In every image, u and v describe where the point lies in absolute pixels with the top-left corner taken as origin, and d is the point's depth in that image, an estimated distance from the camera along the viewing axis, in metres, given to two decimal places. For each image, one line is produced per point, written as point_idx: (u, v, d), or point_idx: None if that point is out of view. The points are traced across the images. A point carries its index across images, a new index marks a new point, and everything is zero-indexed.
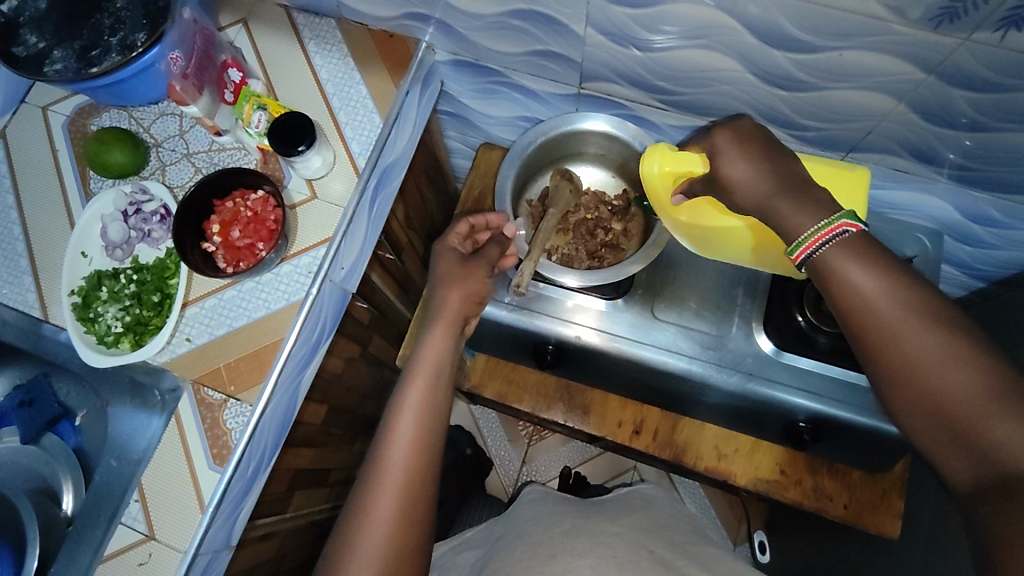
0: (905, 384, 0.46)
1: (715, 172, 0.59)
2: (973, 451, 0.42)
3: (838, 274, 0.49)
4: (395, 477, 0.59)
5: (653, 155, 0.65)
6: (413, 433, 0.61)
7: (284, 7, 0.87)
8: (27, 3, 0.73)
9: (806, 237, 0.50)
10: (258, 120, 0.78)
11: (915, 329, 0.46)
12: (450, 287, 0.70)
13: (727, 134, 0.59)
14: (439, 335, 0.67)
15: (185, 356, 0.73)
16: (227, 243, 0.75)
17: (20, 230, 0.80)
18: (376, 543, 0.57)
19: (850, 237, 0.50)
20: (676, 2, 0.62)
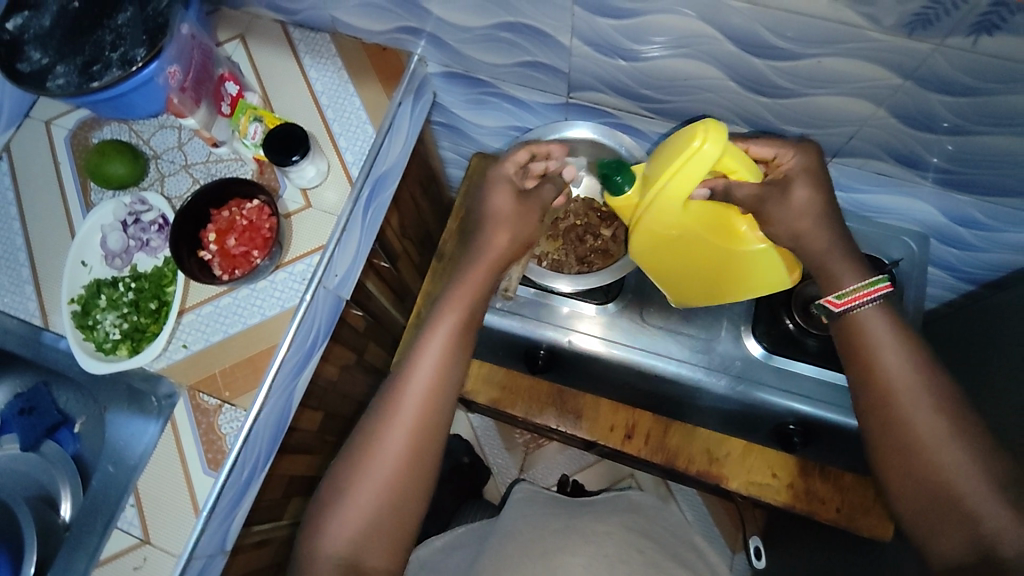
0: (903, 449, 0.59)
1: (783, 193, 0.63)
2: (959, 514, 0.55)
3: (865, 334, 0.62)
4: (411, 410, 0.64)
5: (721, 139, 0.59)
6: (436, 368, 0.66)
7: (280, 23, 0.89)
8: (32, 22, 0.76)
9: (850, 290, 0.62)
10: (255, 131, 0.80)
11: (921, 405, 0.58)
12: (501, 229, 0.70)
13: (804, 165, 0.64)
14: (480, 274, 0.69)
15: (182, 362, 0.75)
16: (222, 251, 0.77)
17: (23, 241, 0.82)
18: (377, 479, 0.62)
19: (881, 302, 0.62)
20: (658, 12, 0.64)
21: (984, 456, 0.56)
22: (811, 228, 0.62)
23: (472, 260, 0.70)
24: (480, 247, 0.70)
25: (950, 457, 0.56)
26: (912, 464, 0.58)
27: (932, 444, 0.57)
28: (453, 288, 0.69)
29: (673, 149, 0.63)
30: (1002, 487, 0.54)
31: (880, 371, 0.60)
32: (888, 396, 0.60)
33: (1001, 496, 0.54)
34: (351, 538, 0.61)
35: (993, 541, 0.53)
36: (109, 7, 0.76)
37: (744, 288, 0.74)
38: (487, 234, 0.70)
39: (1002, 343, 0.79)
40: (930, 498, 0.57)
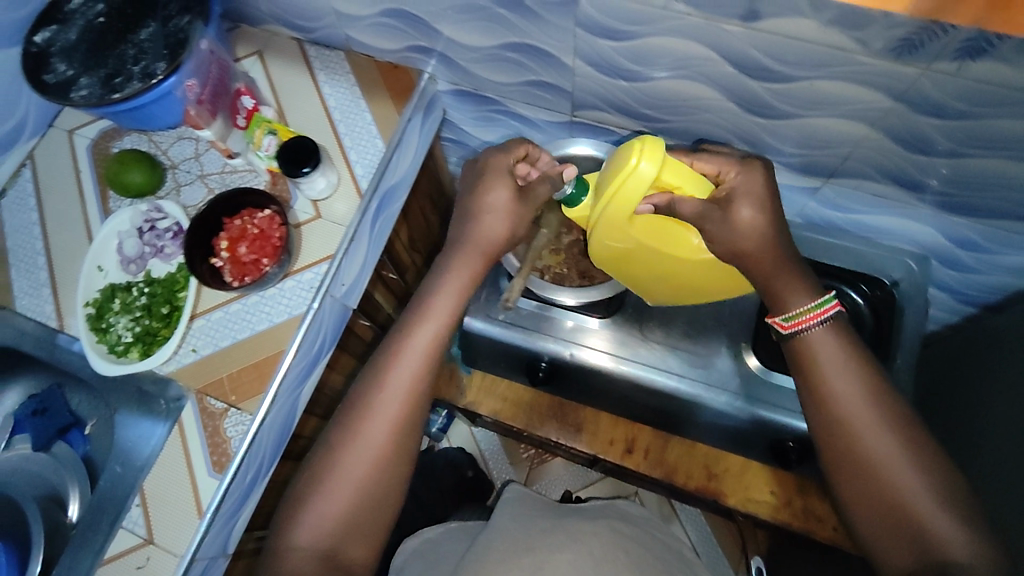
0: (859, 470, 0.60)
1: (725, 211, 0.63)
2: (913, 532, 0.57)
3: (816, 356, 0.62)
4: (396, 393, 0.67)
5: (656, 159, 0.62)
6: (421, 356, 0.69)
7: (297, 40, 0.93)
8: (59, 36, 0.83)
9: (799, 313, 0.63)
10: (268, 144, 0.83)
11: (874, 425, 0.60)
12: (496, 218, 0.71)
13: (746, 181, 0.64)
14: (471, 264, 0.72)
15: (191, 365, 0.77)
16: (233, 259, 0.79)
17: (43, 245, 0.85)
18: (360, 461, 0.65)
19: (831, 321, 0.63)
20: (657, 34, 0.66)
21: (934, 475, 0.58)
22: (754, 249, 0.63)
23: (465, 248, 0.72)
24: (475, 234, 0.71)
25: (903, 478, 0.58)
26: (867, 484, 0.60)
27: (888, 466, 0.59)
28: (442, 280, 0.71)
29: (614, 167, 0.65)
30: (951, 503, 0.57)
31: (832, 393, 0.61)
32: (844, 418, 0.61)
33: (952, 513, 0.56)
34: (333, 519, 0.64)
35: (948, 559, 0.55)
36: (132, 24, 0.82)
37: (699, 291, 0.76)
38: (479, 222, 0.71)
39: (1001, 368, 0.79)
40: (886, 517, 0.58)
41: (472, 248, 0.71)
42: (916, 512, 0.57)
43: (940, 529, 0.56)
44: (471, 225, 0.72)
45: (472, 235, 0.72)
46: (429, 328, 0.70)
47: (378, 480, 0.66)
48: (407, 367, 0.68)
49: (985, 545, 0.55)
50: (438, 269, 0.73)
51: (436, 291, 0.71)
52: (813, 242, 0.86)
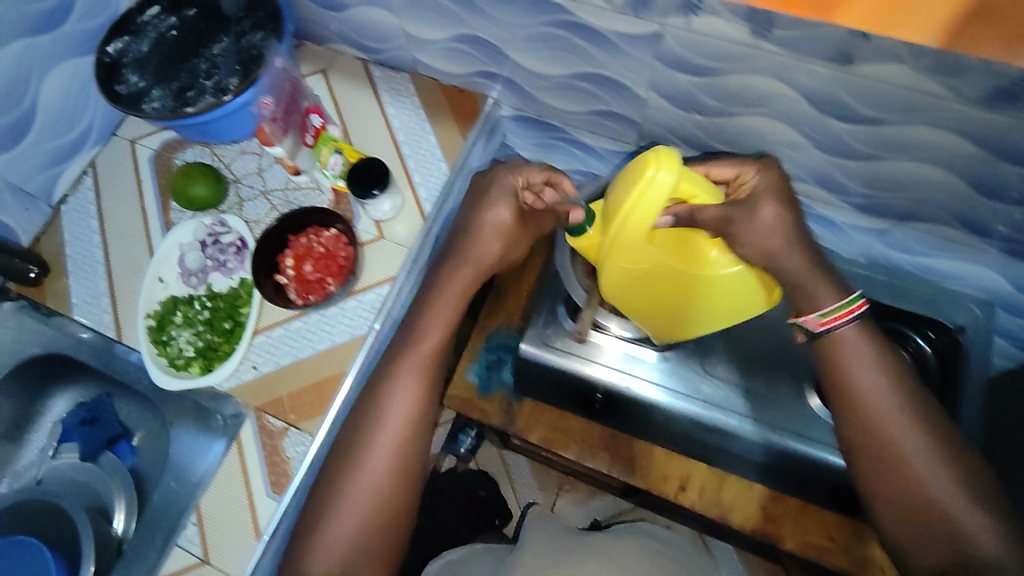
0: (884, 467, 0.58)
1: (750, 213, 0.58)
2: (943, 529, 0.55)
3: (846, 353, 0.60)
4: (398, 417, 0.69)
5: (677, 165, 0.52)
6: (418, 379, 0.70)
7: (362, 61, 0.94)
8: (131, 48, 0.82)
9: (831, 309, 0.59)
10: (336, 163, 0.83)
11: (903, 421, 0.58)
12: (489, 240, 0.73)
13: (764, 181, 0.60)
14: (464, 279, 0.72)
15: (251, 383, 0.76)
16: (299, 277, 0.78)
17: (102, 254, 0.85)
18: (369, 486, 0.66)
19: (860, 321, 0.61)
20: (742, 72, 0.66)
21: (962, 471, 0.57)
22: (785, 247, 0.58)
23: (456, 267, 0.73)
24: (467, 254, 0.73)
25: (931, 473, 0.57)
26: (894, 483, 0.58)
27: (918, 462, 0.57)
28: (433, 301, 0.72)
29: (624, 182, 0.54)
30: (980, 499, 0.56)
31: (862, 390, 0.59)
32: (874, 415, 0.59)
33: (982, 509, 0.55)
34: (344, 545, 0.65)
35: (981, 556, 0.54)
36: (205, 37, 0.82)
37: (733, 313, 0.64)
38: (473, 243, 0.73)
39: None
40: (913, 514, 0.57)
41: (469, 266, 0.73)
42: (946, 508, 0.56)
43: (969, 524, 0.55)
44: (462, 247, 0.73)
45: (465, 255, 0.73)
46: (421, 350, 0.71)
47: (393, 500, 0.67)
48: (404, 382, 0.70)
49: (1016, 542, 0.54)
50: (428, 292, 0.73)
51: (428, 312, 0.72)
52: (876, 282, 0.86)
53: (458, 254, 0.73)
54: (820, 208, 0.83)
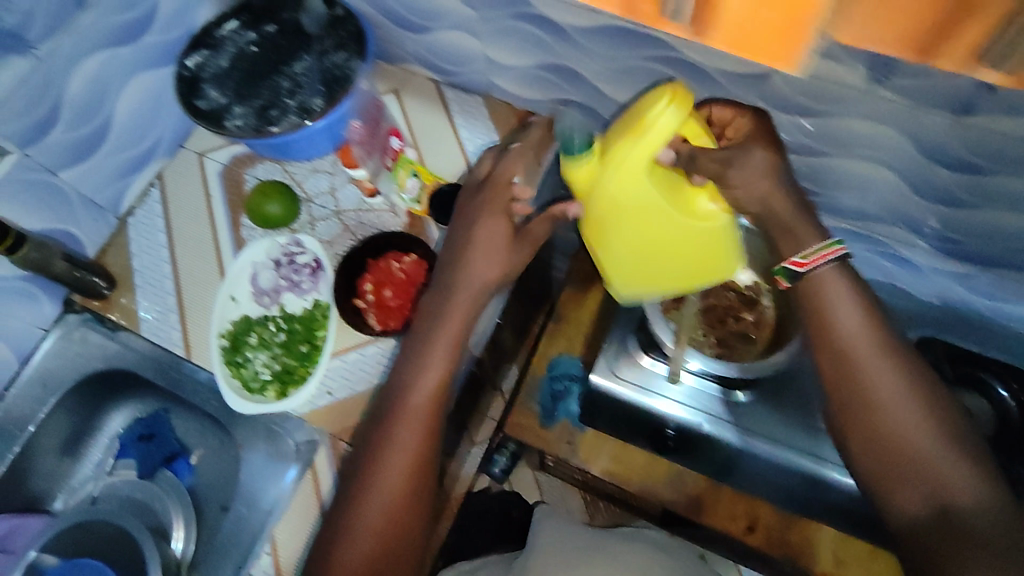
0: (861, 412, 0.55)
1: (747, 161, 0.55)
2: (921, 482, 0.52)
3: (826, 298, 0.56)
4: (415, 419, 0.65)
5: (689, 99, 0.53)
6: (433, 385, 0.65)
7: (434, 81, 0.93)
8: (209, 62, 0.81)
9: (809, 250, 0.55)
10: (412, 187, 0.81)
11: (881, 366, 0.54)
12: (488, 262, 0.66)
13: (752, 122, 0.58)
14: (465, 305, 0.66)
15: (326, 409, 0.75)
16: (379, 303, 0.77)
17: (170, 269, 0.84)
18: (388, 490, 0.63)
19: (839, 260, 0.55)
20: (849, 116, 0.66)
21: (940, 419, 0.53)
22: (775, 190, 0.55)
23: (457, 292, 0.67)
24: (465, 277, 0.66)
25: (904, 421, 0.53)
26: (867, 431, 0.55)
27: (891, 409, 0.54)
28: (439, 318, 0.66)
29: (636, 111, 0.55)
30: (958, 446, 0.53)
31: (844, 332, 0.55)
32: (851, 360, 0.55)
33: (963, 453, 0.52)
34: (367, 555, 0.61)
35: (957, 510, 0.51)
36: (286, 55, 0.80)
37: (700, 269, 0.65)
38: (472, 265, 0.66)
39: None
40: (888, 464, 0.54)
41: (466, 291, 0.66)
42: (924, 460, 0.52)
43: (953, 467, 0.52)
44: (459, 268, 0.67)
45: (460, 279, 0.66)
46: (439, 360, 0.66)
47: (417, 499, 0.64)
48: (420, 388, 0.65)
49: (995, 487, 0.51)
50: (430, 315, 0.67)
51: (438, 325, 0.66)
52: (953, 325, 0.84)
53: (452, 282, 0.67)
54: (900, 250, 0.82)
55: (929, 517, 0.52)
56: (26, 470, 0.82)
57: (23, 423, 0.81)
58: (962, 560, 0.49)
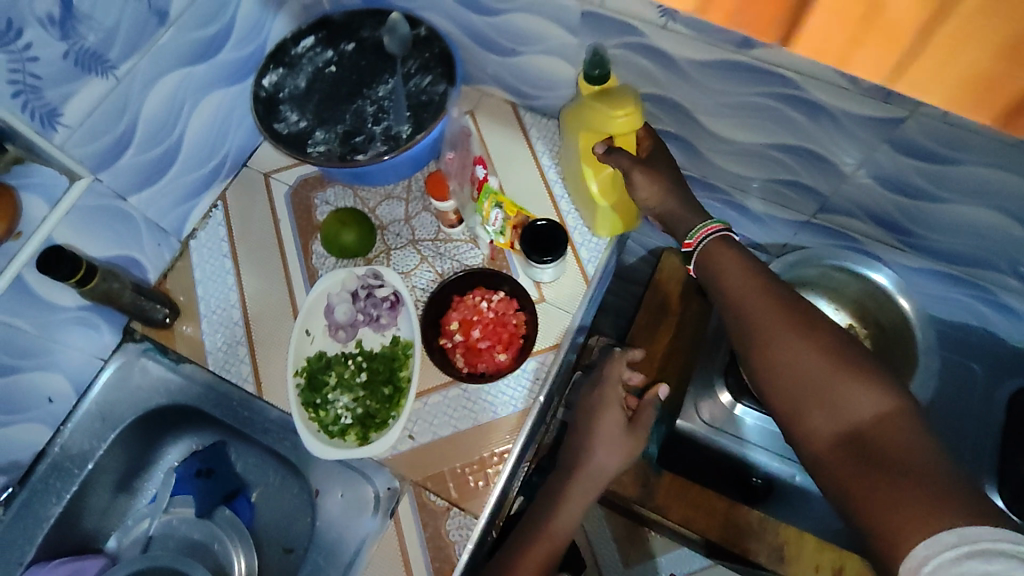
0: (756, 354, 0.54)
1: (714, 276, 0.59)
2: (829, 411, 0.50)
3: (714, 261, 0.60)
4: None
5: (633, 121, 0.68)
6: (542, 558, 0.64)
7: (511, 103, 0.89)
8: (287, 81, 0.78)
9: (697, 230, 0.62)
10: (496, 219, 0.76)
11: (762, 306, 0.55)
12: (614, 451, 0.67)
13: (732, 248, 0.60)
14: (577, 498, 0.66)
15: (408, 454, 0.72)
16: (466, 343, 0.74)
17: (238, 298, 0.80)
18: None
19: (721, 237, 0.61)
20: (983, 166, 0.62)
21: (830, 342, 0.52)
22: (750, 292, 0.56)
23: (567, 483, 0.67)
24: (586, 466, 0.67)
25: (795, 351, 0.52)
26: (767, 370, 0.54)
27: (782, 342, 0.53)
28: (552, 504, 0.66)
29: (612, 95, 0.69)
30: (858, 366, 0.50)
31: (727, 286, 0.58)
32: (741, 311, 0.56)
33: (862, 379, 0.49)
34: None
35: (861, 427, 0.48)
36: (368, 77, 0.78)
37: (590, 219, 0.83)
38: (596, 456, 0.67)
39: None
40: (800, 396, 0.51)
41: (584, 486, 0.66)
42: (823, 383, 0.50)
43: (852, 393, 0.49)
44: (586, 455, 0.67)
45: (584, 468, 0.67)
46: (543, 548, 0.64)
47: None
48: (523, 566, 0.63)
49: (910, 414, 0.48)
50: (545, 498, 0.67)
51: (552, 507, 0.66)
52: None
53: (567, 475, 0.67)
54: (1005, 297, 0.77)
55: (840, 446, 0.49)
56: (79, 508, 0.77)
57: (81, 460, 0.76)
58: (879, 492, 0.45)
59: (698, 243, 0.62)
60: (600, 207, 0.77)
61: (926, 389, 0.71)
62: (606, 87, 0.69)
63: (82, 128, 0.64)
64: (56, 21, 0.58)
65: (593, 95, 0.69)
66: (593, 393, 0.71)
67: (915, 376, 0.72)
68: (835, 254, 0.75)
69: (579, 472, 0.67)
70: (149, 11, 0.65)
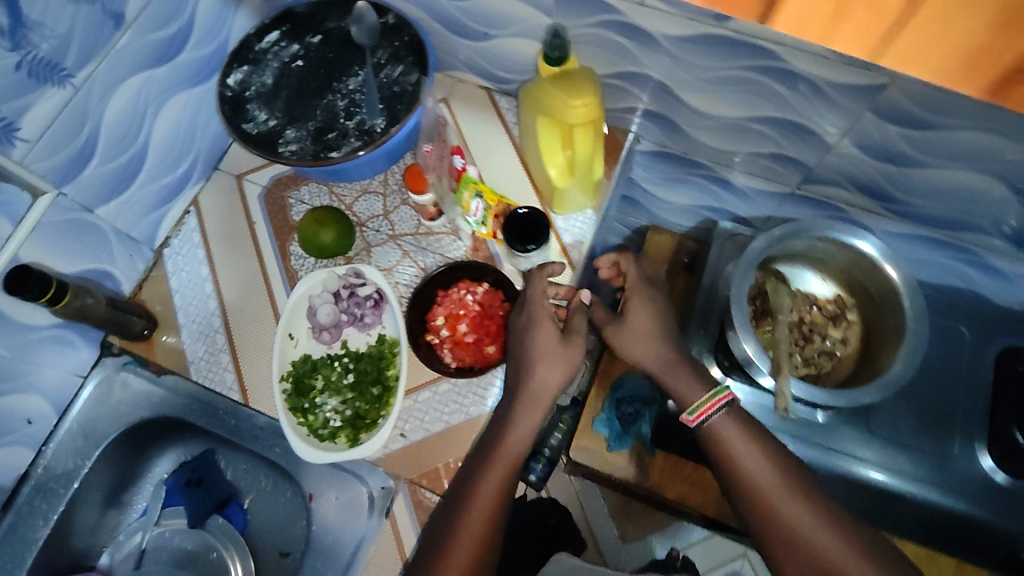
0: (783, 542, 0.58)
1: (724, 456, 0.62)
2: None
3: (725, 440, 0.62)
4: (481, 507, 0.59)
5: (589, 112, 0.67)
6: (500, 483, 0.61)
7: (486, 88, 0.87)
8: (252, 79, 0.75)
9: (699, 403, 0.64)
10: (477, 210, 0.75)
11: (783, 497, 0.59)
12: (556, 364, 0.64)
13: (737, 424, 0.63)
14: (527, 418, 0.63)
15: (401, 452, 0.71)
16: (454, 338, 0.72)
17: (216, 304, 0.79)
18: None
19: (726, 409, 0.63)
20: (965, 129, 0.62)
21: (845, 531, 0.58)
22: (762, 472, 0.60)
23: (521, 404, 0.64)
24: (528, 383, 0.64)
25: (824, 542, 0.57)
26: (791, 554, 0.58)
27: (808, 531, 0.57)
28: (506, 426, 0.63)
29: (571, 85, 0.67)
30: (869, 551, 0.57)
31: (744, 469, 0.61)
32: (760, 495, 0.60)
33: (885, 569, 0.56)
34: None
35: None
36: (337, 69, 0.76)
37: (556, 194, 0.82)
38: (535, 373, 0.64)
39: None
40: None
41: (532, 406, 0.63)
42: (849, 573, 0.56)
43: None
44: (525, 373, 0.64)
45: (527, 386, 0.64)
46: (496, 475, 0.61)
47: None
48: (480, 494, 0.60)
49: None
50: (494, 424, 0.64)
51: (511, 424, 0.63)
52: None
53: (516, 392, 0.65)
54: (988, 257, 0.79)
55: None
56: (68, 528, 0.75)
57: (66, 479, 0.74)
58: None
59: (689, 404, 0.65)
60: (564, 192, 0.76)
61: (915, 355, 0.68)
62: (566, 69, 0.68)
63: (42, 141, 0.61)
64: (5, 32, 0.56)
65: (551, 77, 0.68)
66: (521, 312, 0.68)
67: (907, 340, 0.69)
68: (815, 223, 0.74)
69: (522, 392, 0.64)
70: (104, 14, 0.62)
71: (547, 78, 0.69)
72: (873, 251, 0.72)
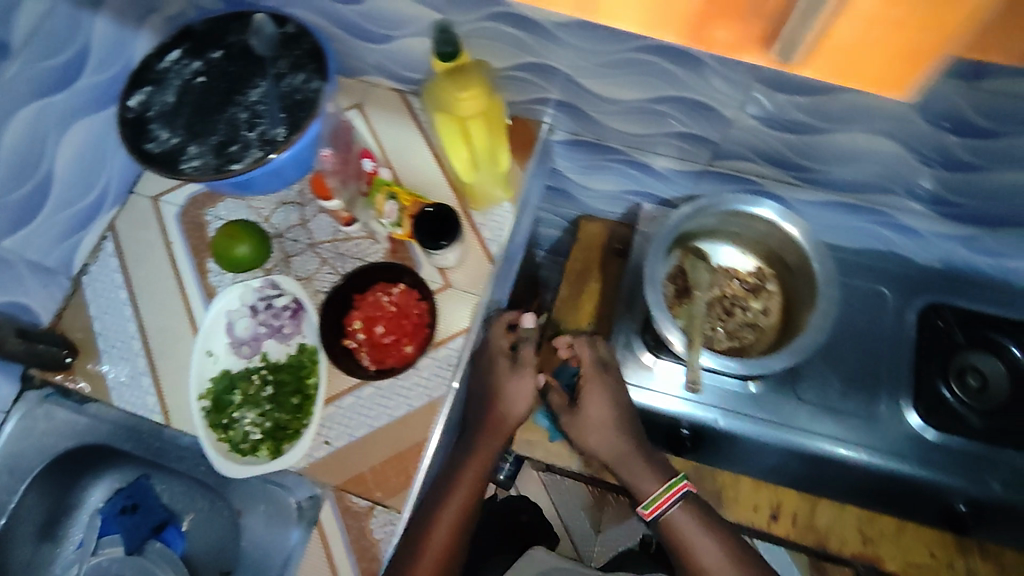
0: None
1: (682, 547, 0.70)
2: None
3: (681, 534, 0.71)
4: (450, 516, 0.69)
5: (479, 102, 0.67)
6: (464, 498, 0.70)
7: (397, 91, 0.86)
8: (154, 98, 0.74)
9: (656, 497, 0.71)
10: (391, 210, 0.75)
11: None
12: (513, 399, 0.73)
13: (693, 517, 0.71)
14: (488, 447, 0.72)
15: (326, 460, 0.70)
16: (371, 341, 0.74)
17: (135, 327, 0.78)
18: None
19: (682, 502, 0.71)
20: (850, 90, 0.62)
21: None
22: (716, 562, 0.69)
23: (481, 431, 0.73)
24: (490, 413, 0.72)
25: None
26: None
27: None
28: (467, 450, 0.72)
29: (458, 79, 0.67)
30: None
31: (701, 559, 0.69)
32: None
33: None
34: None
35: None
36: (239, 83, 0.75)
37: None
38: (496, 407, 0.72)
39: None
40: None
41: (495, 432, 0.72)
42: None
43: None
44: (489, 406, 0.73)
45: (488, 418, 0.73)
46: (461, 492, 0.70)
47: None
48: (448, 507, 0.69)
49: None
50: (458, 448, 0.73)
51: (472, 449, 0.72)
52: (955, 287, 0.83)
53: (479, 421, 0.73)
54: (900, 216, 0.79)
55: None
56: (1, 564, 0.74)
57: None
58: None
59: (642, 493, 0.72)
60: (475, 183, 0.77)
61: (827, 319, 0.69)
62: (459, 64, 0.67)
63: None
64: None
65: (445, 73, 0.67)
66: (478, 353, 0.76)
67: (818, 304, 0.70)
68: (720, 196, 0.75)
69: (483, 427, 0.73)
70: None
71: (441, 76, 0.67)
72: (779, 220, 0.73)
